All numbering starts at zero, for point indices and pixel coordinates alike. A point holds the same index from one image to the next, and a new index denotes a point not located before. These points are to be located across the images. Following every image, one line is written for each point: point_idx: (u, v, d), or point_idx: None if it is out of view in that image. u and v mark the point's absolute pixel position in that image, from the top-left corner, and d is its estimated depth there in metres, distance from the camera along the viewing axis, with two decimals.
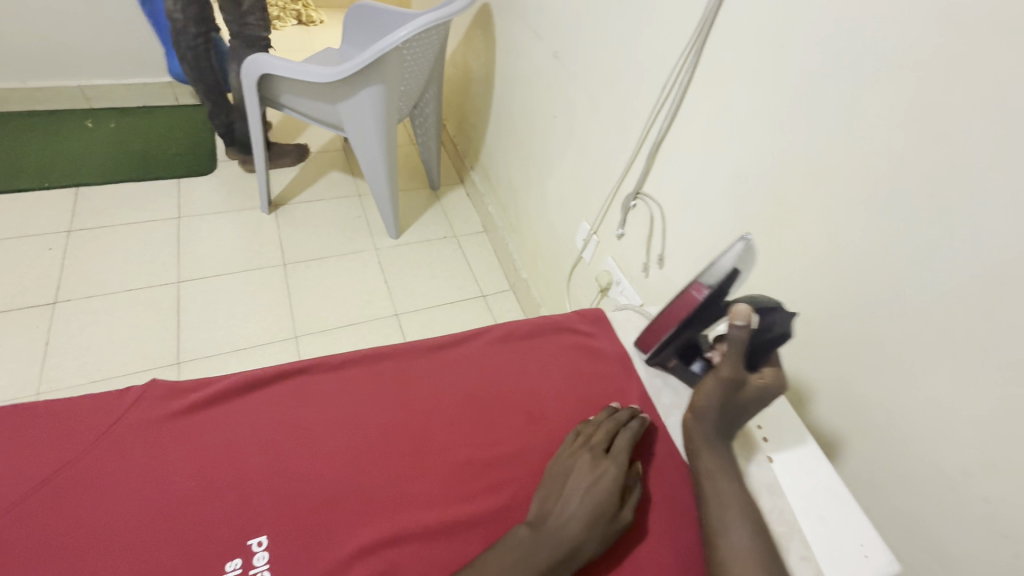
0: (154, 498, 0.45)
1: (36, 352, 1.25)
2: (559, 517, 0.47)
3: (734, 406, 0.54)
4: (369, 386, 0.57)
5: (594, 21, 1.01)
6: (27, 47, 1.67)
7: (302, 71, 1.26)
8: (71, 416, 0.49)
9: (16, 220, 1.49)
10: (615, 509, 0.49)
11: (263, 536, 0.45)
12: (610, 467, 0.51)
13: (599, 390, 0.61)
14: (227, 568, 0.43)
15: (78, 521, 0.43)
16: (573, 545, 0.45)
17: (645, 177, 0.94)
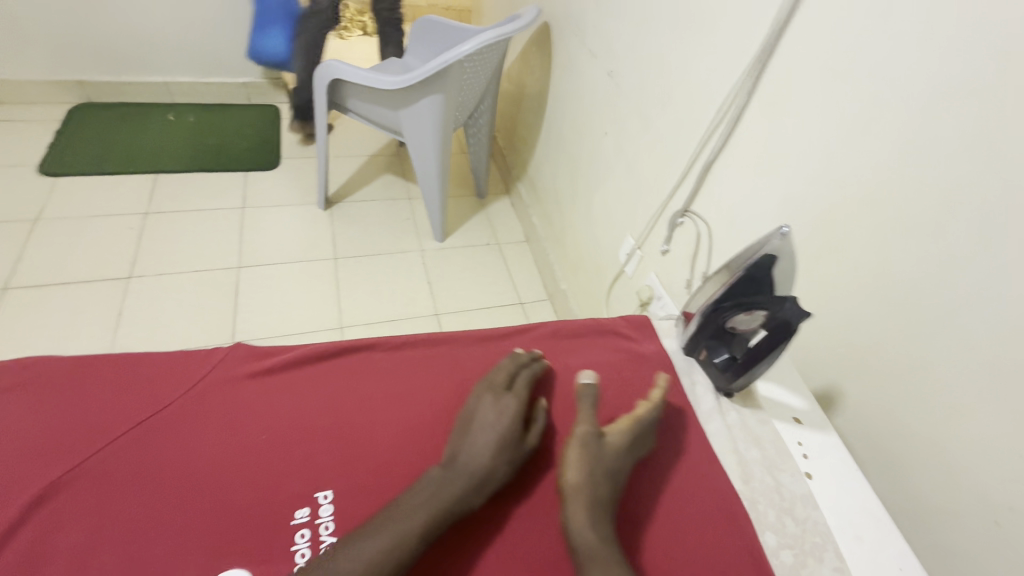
0: (231, 446, 0.51)
1: (110, 321, 1.36)
2: (469, 452, 0.50)
3: (598, 460, 0.50)
4: (423, 367, 0.60)
5: (651, 45, 1.04)
6: (124, 44, 1.84)
7: (369, 78, 1.34)
8: (163, 369, 0.56)
9: (101, 199, 1.63)
10: (519, 438, 0.53)
11: (328, 490, 0.49)
12: (512, 399, 0.55)
13: (642, 392, 0.61)
14: (295, 515, 0.47)
15: (168, 460, 0.49)
16: (480, 476, 0.49)
17: (693, 197, 0.96)
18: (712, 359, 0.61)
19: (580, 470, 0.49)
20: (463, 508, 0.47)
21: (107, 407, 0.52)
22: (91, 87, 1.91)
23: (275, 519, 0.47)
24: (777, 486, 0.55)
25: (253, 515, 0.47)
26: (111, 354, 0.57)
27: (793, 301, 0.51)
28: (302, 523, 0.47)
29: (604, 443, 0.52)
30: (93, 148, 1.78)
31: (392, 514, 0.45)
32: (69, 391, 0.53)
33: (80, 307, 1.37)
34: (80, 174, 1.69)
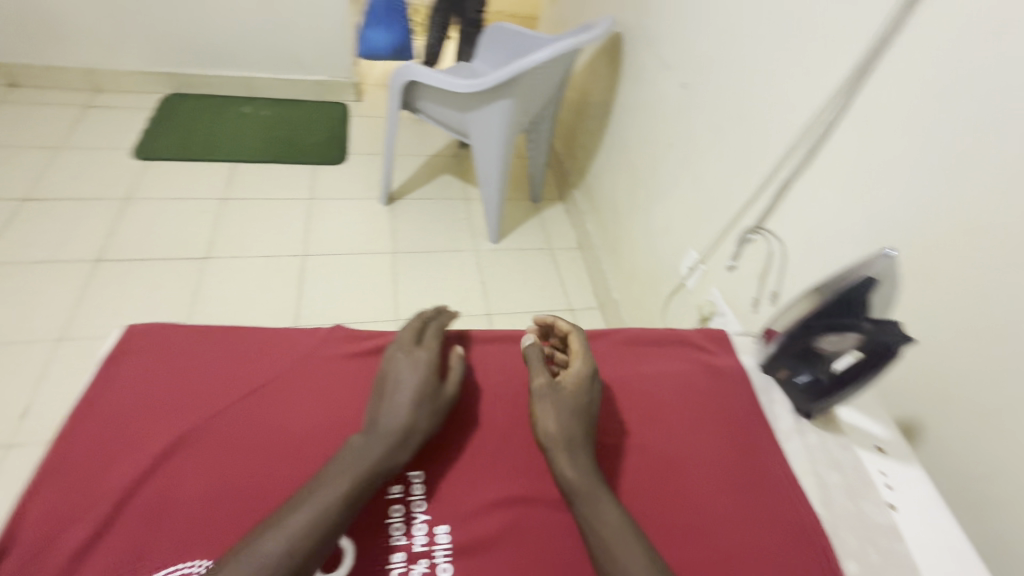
0: (335, 420, 0.58)
1: (186, 297, 1.44)
2: (391, 404, 0.55)
3: (580, 392, 0.54)
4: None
5: (729, 60, 1.03)
6: (214, 39, 1.97)
7: (445, 81, 1.38)
8: (275, 344, 0.64)
9: (183, 183, 1.75)
10: (438, 386, 0.58)
11: (421, 470, 0.55)
12: (424, 352, 0.60)
13: (718, 407, 0.58)
14: (390, 490, 0.54)
15: (281, 427, 0.57)
16: (403, 430, 0.53)
17: (767, 213, 0.94)
18: (793, 378, 0.60)
19: (553, 413, 0.52)
20: (394, 461, 0.51)
21: (228, 374, 0.60)
22: (181, 79, 2.05)
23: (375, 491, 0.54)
24: (860, 513, 0.53)
25: None
26: (230, 328, 0.66)
27: (899, 325, 0.50)
28: (396, 498, 0.53)
29: (560, 382, 0.55)
30: (178, 136, 1.90)
31: (325, 480, 0.48)
32: (196, 357, 0.62)
33: (159, 281, 1.46)
34: (166, 159, 1.81)
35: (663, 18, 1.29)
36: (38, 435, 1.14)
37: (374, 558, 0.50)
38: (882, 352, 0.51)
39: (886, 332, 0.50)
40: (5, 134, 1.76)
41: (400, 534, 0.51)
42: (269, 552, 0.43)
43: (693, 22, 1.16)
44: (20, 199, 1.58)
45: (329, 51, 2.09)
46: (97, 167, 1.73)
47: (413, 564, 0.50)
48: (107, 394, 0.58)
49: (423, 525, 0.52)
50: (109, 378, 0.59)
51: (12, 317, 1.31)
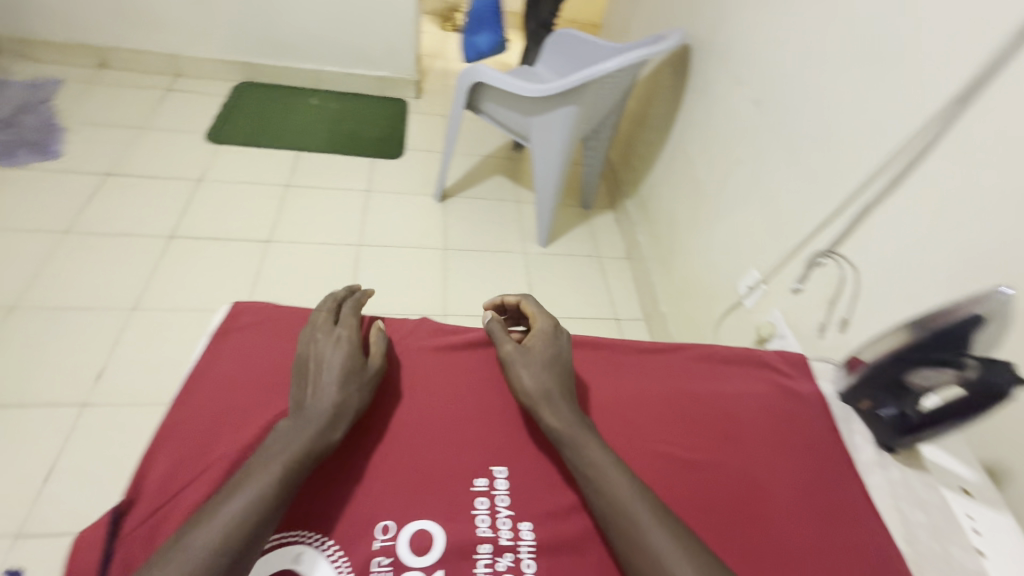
0: (421, 408, 0.60)
1: (249, 277, 1.51)
2: (317, 388, 0.56)
3: (549, 345, 0.59)
4: (586, 366, 0.61)
5: (811, 79, 1.01)
6: (289, 33, 2.06)
7: (514, 85, 1.40)
8: (366, 333, 0.68)
9: (252, 169, 1.82)
10: (362, 363, 0.60)
11: (504, 466, 0.56)
12: (343, 331, 0.62)
13: (798, 429, 0.57)
14: (475, 482, 0.54)
15: (370, 411, 0.59)
16: (333, 409, 0.54)
17: (842, 238, 0.92)
18: (876, 409, 0.59)
19: (533, 370, 0.56)
20: (325, 442, 0.52)
21: None
22: (255, 69, 2.14)
23: (461, 481, 0.54)
24: (946, 556, 0.51)
25: (442, 474, 0.54)
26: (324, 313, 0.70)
27: (1008, 365, 0.49)
28: (481, 490, 0.53)
29: (528, 344, 0.60)
30: (249, 122, 1.99)
31: (258, 468, 0.49)
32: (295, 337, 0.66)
33: (226, 261, 1.53)
34: (237, 144, 1.90)
35: (739, 33, 1.27)
36: (111, 396, 1.21)
37: (463, 547, 0.49)
38: (983, 391, 0.50)
39: (991, 370, 0.50)
40: (95, 112, 1.88)
41: (486, 526, 0.51)
42: (206, 543, 0.44)
43: (773, 40, 1.14)
44: (105, 173, 1.69)
45: (396, 50, 2.15)
46: (175, 147, 1.83)
47: (499, 556, 0.49)
48: (216, 365, 0.62)
49: (508, 520, 0.52)
50: (219, 351, 0.64)
51: (93, 284, 1.40)
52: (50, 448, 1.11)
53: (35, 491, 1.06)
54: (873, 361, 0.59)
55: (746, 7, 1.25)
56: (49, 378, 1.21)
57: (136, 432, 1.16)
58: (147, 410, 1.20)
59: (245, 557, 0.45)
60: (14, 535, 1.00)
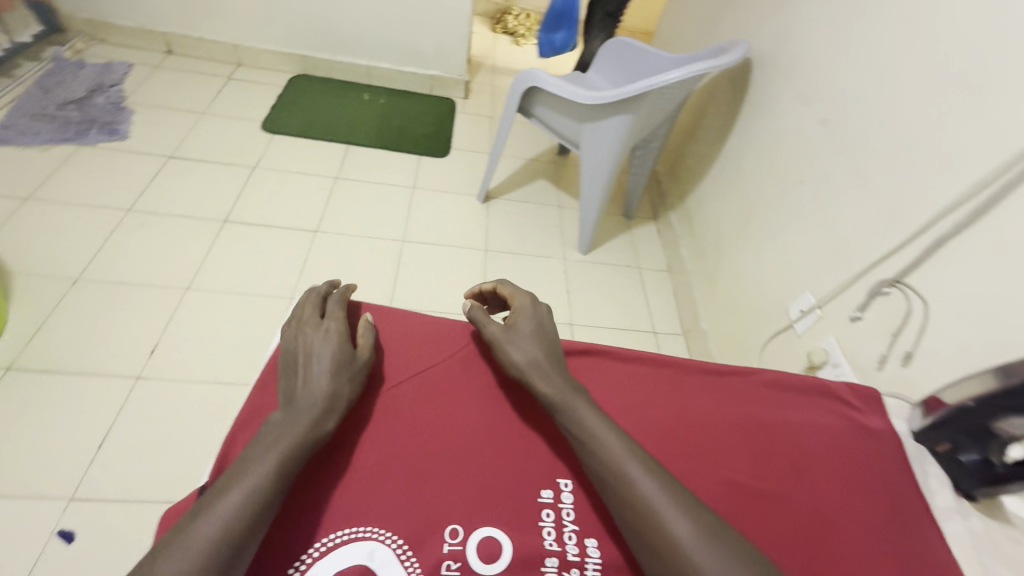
0: (484, 414, 0.60)
1: (296, 265, 1.54)
2: (309, 379, 0.56)
3: (532, 320, 0.63)
4: (652, 384, 0.60)
5: (888, 102, 0.98)
6: (347, 29, 2.10)
7: (571, 91, 1.39)
8: (432, 334, 0.68)
9: (303, 159, 1.87)
10: (351, 355, 0.60)
11: (569, 479, 0.56)
12: (332, 323, 0.62)
13: (872, 468, 0.55)
14: (541, 493, 0.54)
15: (436, 412, 0.59)
16: (326, 401, 0.54)
17: (911, 268, 0.88)
18: (957, 454, 0.56)
19: (519, 344, 0.60)
20: (319, 432, 0.52)
21: (391, 355, 0.65)
22: (311, 62, 2.20)
23: (528, 492, 0.54)
24: None
25: (509, 482, 0.54)
26: (389, 311, 0.71)
27: None
28: (547, 502, 0.53)
29: (513, 321, 0.64)
30: (302, 114, 2.04)
31: (253, 462, 0.48)
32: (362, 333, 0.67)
33: (275, 248, 1.57)
34: (291, 134, 1.95)
35: (807, 51, 1.24)
36: (162, 372, 1.25)
37: (531, 559, 0.49)
38: None
39: None
40: (159, 96, 1.96)
41: (553, 539, 0.51)
42: (208, 534, 0.43)
43: (846, 59, 1.11)
44: (166, 155, 1.75)
45: (449, 50, 2.18)
46: (232, 134, 1.89)
47: (566, 571, 0.49)
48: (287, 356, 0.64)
49: (574, 535, 0.51)
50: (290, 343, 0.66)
51: (151, 262, 1.45)
52: (105, 416, 1.16)
53: (90, 457, 1.10)
54: (959, 404, 0.56)
55: (817, 23, 1.22)
56: (106, 349, 1.27)
57: (185, 407, 1.20)
58: (195, 387, 1.24)
59: (243, 551, 0.44)
60: (69, 497, 1.05)
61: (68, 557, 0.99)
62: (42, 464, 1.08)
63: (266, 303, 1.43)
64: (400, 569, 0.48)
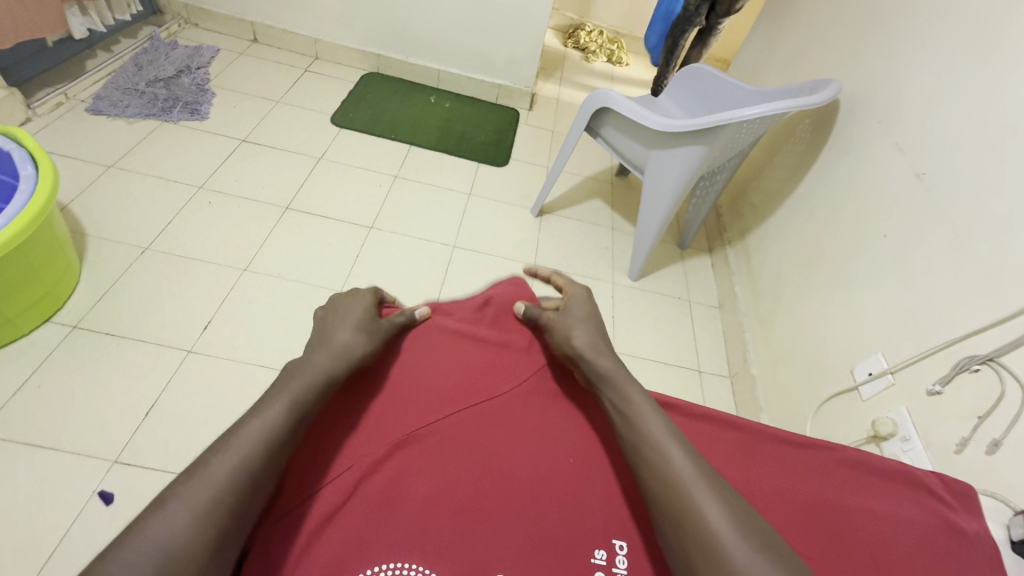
0: (542, 455, 0.58)
1: (349, 259, 1.56)
2: (332, 336, 0.60)
3: (585, 306, 0.67)
4: (721, 449, 0.57)
5: (1000, 163, 0.90)
6: (424, 32, 2.14)
7: (641, 115, 1.36)
8: (494, 359, 0.67)
9: (366, 155, 1.90)
10: (374, 321, 0.63)
11: (624, 541, 0.53)
12: (361, 297, 0.67)
13: None
14: (594, 555, 0.52)
15: (491, 441, 0.59)
16: (343, 350, 0.58)
17: (1009, 347, 0.80)
18: None
19: (578, 322, 0.65)
20: (331, 380, 0.55)
21: (454, 374, 0.65)
22: (385, 61, 2.25)
23: (582, 554, 0.52)
24: None
25: (560, 537, 0.53)
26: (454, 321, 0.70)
27: None
28: (599, 565, 0.52)
29: (565, 302, 0.69)
30: (370, 110, 2.09)
31: (273, 397, 0.51)
32: (430, 347, 0.67)
33: (330, 240, 1.60)
34: (357, 129, 1.99)
35: (906, 98, 1.17)
36: (212, 348, 1.29)
37: None
38: None
39: None
40: (240, 82, 2.05)
41: None
42: (220, 466, 0.44)
43: (952, 111, 1.03)
44: (239, 139, 1.82)
45: (520, 62, 2.18)
46: (302, 124, 1.95)
47: None
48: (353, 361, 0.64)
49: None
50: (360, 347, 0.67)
51: (214, 240, 1.51)
52: (155, 385, 1.20)
53: (137, 423, 1.14)
54: None
55: (920, 71, 1.14)
56: (163, 320, 1.31)
57: (228, 387, 1.23)
58: (241, 367, 1.27)
59: (250, 493, 0.44)
60: (112, 460, 1.08)
61: (104, 519, 1.01)
62: (91, 424, 1.12)
63: (316, 293, 1.45)
64: None
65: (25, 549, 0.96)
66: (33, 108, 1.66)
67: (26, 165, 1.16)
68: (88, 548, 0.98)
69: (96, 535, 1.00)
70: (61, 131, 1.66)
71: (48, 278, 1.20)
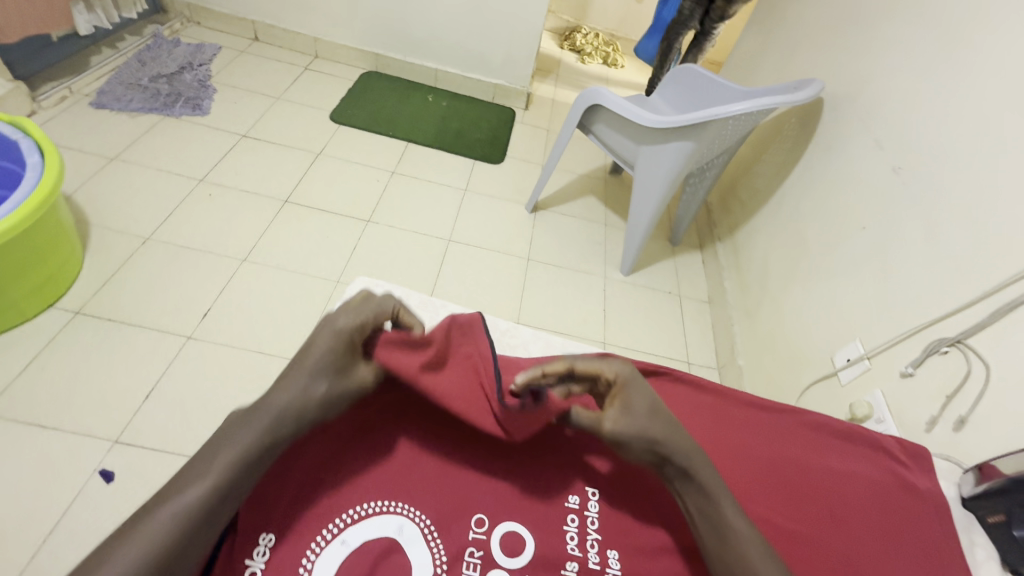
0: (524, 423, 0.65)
1: (346, 251, 1.59)
2: (302, 396, 0.49)
3: (647, 409, 0.54)
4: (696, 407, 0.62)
5: (971, 156, 0.94)
6: (422, 32, 2.18)
7: (631, 112, 1.40)
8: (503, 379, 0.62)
9: (364, 151, 1.94)
10: (352, 374, 0.52)
11: (596, 488, 0.61)
12: (339, 336, 0.52)
13: (912, 529, 0.54)
14: (567, 500, 0.60)
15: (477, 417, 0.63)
16: (308, 411, 0.49)
17: (974, 330, 0.84)
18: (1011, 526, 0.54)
19: (650, 432, 0.52)
20: (290, 430, 0.48)
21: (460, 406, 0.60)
22: (383, 60, 2.29)
23: (557, 502, 0.60)
24: None
25: (538, 486, 0.60)
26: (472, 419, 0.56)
27: None
28: (572, 508, 0.60)
29: (625, 408, 0.53)
30: (368, 108, 2.13)
31: (225, 445, 0.45)
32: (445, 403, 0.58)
33: (328, 233, 1.63)
34: (355, 126, 2.03)
35: (885, 97, 1.21)
36: (211, 335, 1.32)
37: (552, 555, 0.56)
38: None
39: None
40: (240, 79, 2.08)
41: (575, 544, 0.58)
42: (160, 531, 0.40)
43: (927, 108, 1.07)
44: (240, 134, 1.86)
45: (516, 61, 2.23)
46: (302, 121, 1.99)
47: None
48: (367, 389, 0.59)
49: (597, 545, 0.58)
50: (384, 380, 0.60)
51: (214, 231, 1.54)
52: (155, 369, 1.23)
53: (137, 405, 1.17)
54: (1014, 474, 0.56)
55: (898, 71, 1.19)
56: (163, 307, 1.34)
57: (228, 373, 1.26)
58: (239, 353, 1.30)
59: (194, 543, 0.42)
60: (113, 440, 1.11)
61: (105, 496, 1.05)
62: (94, 406, 1.15)
63: (314, 283, 1.49)
64: (425, 548, 0.55)
65: (29, 523, 1.00)
66: (38, 101, 1.69)
67: (33, 154, 1.19)
68: (91, 523, 1.01)
69: (97, 511, 1.03)
70: (66, 124, 1.70)
71: (51, 264, 1.23)
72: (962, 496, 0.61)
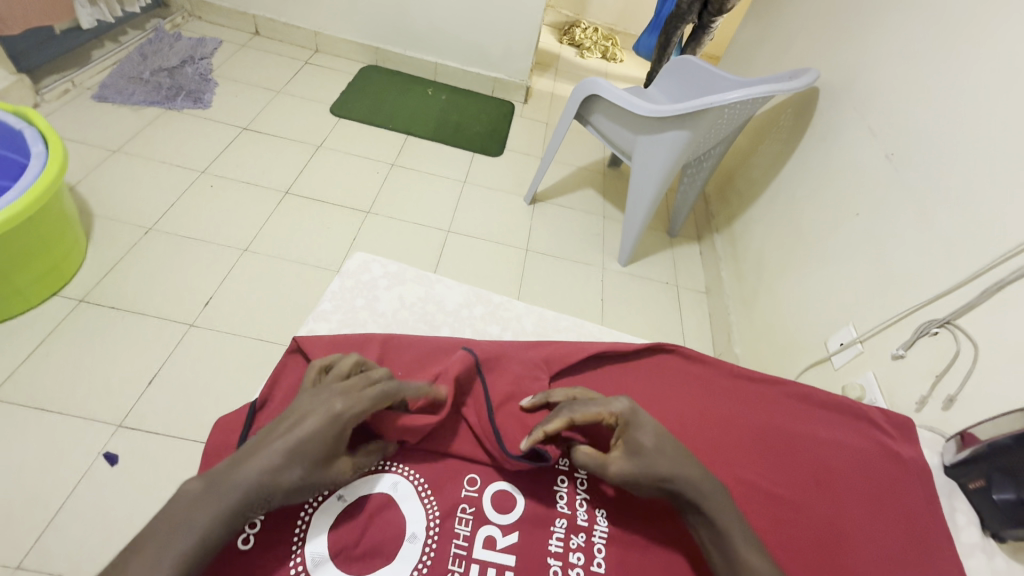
0: None
1: (346, 243, 1.61)
2: (277, 481, 0.47)
3: (656, 450, 0.55)
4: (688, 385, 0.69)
5: (963, 140, 0.95)
6: (421, 25, 2.19)
7: (628, 101, 1.41)
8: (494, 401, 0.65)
9: (364, 144, 1.96)
10: (330, 464, 0.51)
11: None
12: (323, 422, 0.51)
13: (890, 489, 0.59)
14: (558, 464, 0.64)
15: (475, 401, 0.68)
16: (281, 495, 0.47)
17: (963, 311, 0.85)
18: (987, 490, 0.58)
19: (655, 470, 0.54)
20: (265, 502, 0.47)
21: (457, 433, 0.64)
22: (383, 54, 2.30)
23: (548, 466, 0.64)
24: None
25: None
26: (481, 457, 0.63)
27: None
28: (562, 470, 0.64)
29: (630, 447, 0.56)
30: (368, 102, 2.14)
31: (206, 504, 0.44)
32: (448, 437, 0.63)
33: (327, 224, 1.65)
34: (355, 119, 2.04)
35: (880, 85, 1.22)
36: (213, 323, 1.34)
37: (541, 513, 0.60)
38: None
39: None
40: (241, 72, 2.10)
41: (565, 503, 0.62)
42: None
43: (920, 95, 1.08)
44: (241, 127, 1.87)
45: (515, 54, 2.23)
46: (302, 114, 2.00)
47: (573, 531, 0.59)
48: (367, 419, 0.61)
49: (585, 504, 0.62)
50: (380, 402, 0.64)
51: (216, 221, 1.56)
52: (157, 356, 1.25)
53: (140, 390, 1.19)
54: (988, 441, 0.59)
55: (893, 59, 1.20)
56: (166, 296, 1.36)
57: (229, 360, 1.28)
58: (240, 341, 1.32)
59: None
60: (117, 424, 1.13)
61: (109, 478, 1.06)
62: (97, 392, 1.17)
63: (314, 273, 1.51)
64: (419, 504, 0.58)
65: (36, 503, 1.02)
66: (42, 94, 1.71)
67: (37, 143, 1.21)
68: (95, 504, 1.03)
69: (102, 492, 1.05)
70: (69, 117, 1.72)
71: (54, 252, 1.24)
72: (946, 464, 0.65)
